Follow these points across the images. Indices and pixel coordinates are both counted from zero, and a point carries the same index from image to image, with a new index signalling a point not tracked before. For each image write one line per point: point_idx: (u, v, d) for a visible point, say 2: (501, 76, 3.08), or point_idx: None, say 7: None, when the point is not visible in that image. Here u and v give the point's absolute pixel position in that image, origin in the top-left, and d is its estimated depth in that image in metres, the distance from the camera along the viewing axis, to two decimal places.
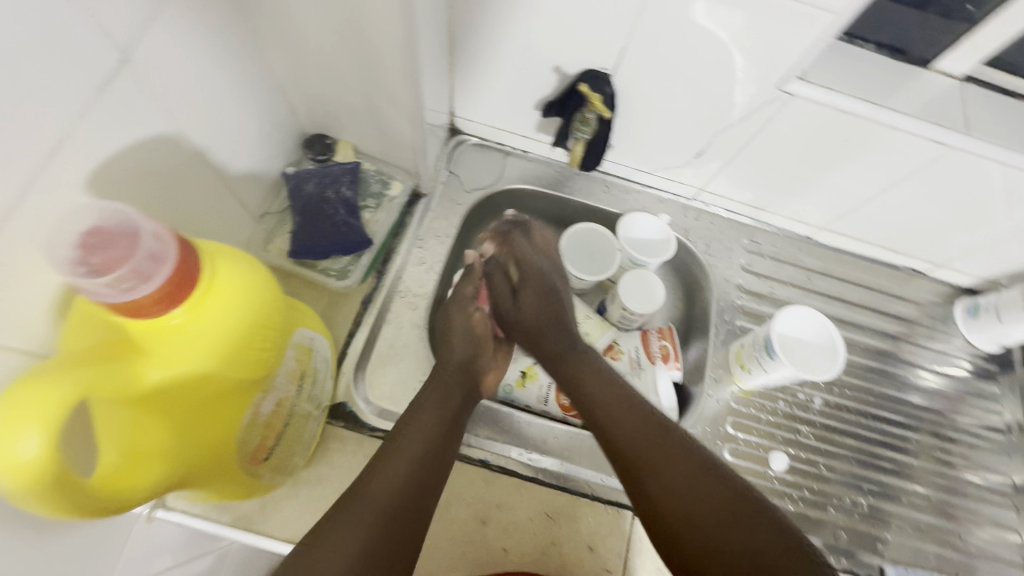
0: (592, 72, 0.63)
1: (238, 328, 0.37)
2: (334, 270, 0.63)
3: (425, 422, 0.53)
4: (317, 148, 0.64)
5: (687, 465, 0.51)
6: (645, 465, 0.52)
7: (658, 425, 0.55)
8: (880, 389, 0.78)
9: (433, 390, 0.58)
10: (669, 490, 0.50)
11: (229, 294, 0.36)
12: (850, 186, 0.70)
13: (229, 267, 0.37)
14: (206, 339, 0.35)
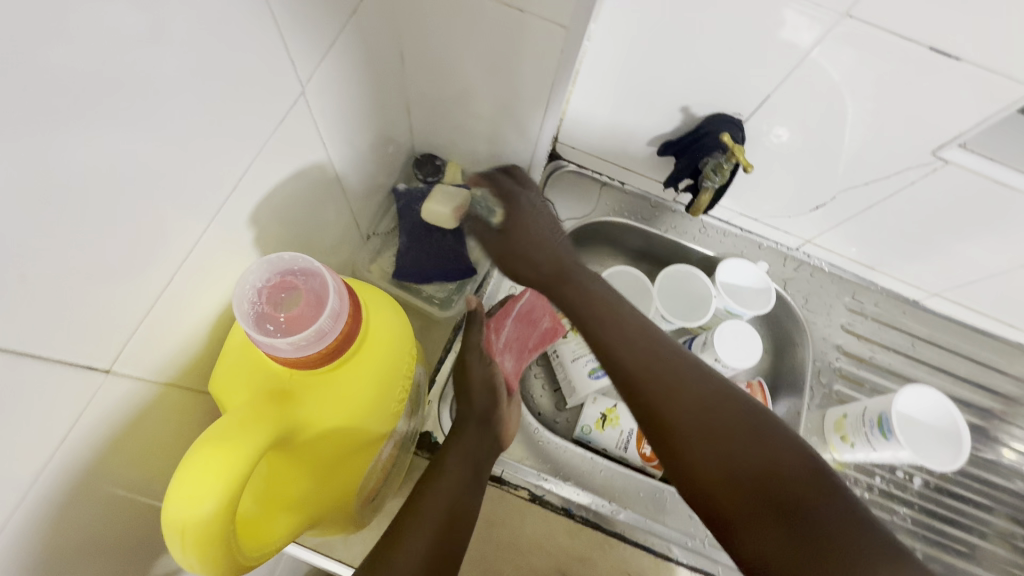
0: (724, 117, 0.59)
1: (387, 380, 0.35)
2: (438, 298, 0.58)
3: (447, 481, 0.46)
4: (428, 169, 0.63)
5: (736, 428, 0.42)
6: (685, 434, 0.42)
7: (694, 377, 0.45)
8: (981, 473, 0.73)
9: (457, 444, 0.50)
10: (719, 458, 0.41)
11: (381, 349, 0.35)
12: (983, 258, 0.65)
13: (382, 319, 0.36)
14: (362, 393, 0.33)
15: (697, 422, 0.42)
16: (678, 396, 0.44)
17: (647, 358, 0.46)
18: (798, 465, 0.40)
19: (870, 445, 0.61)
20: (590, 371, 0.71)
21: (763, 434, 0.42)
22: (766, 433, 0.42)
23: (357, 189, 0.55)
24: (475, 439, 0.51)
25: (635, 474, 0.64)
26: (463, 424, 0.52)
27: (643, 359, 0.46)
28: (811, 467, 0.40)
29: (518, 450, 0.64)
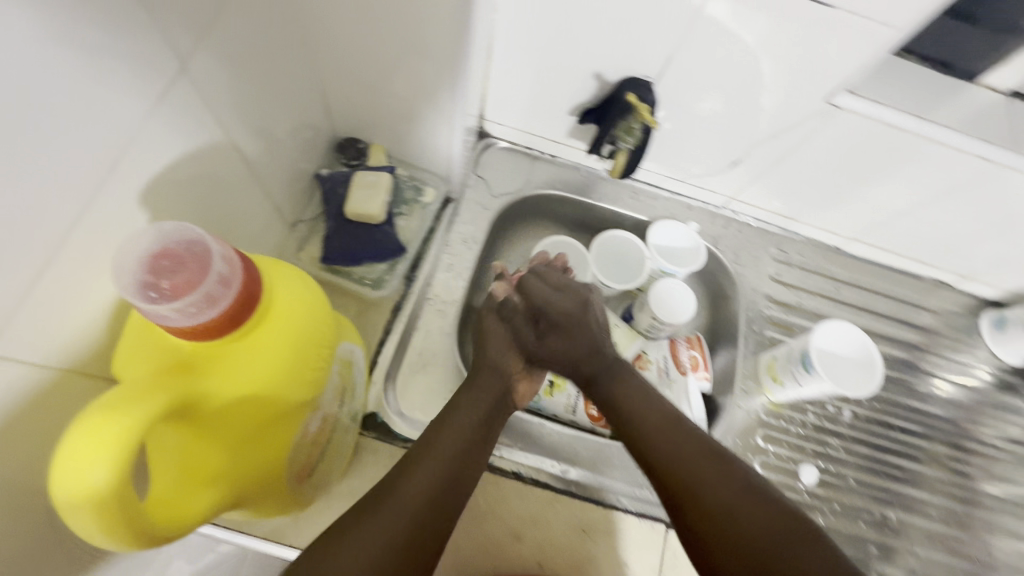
0: (634, 80, 0.61)
1: (299, 347, 0.35)
2: (370, 279, 0.58)
3: (456, 432, 0.52)
4: (350, 153, 0.63)
5: (762, 534, 0.43)
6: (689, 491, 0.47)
7: (719, 479, 0.47)
8: (905, 401, 0.78)
9: (467, 397, 0.56)
10: (720, 512, 0.45)
11: (286, 318, 0.35)
12: (886, 199, 0.69)
13: (288, 288, 0.36)
14: (270, 360, 0.34)
15: (716, 524, 0.44)
16: (683, 458, 0.49)
17: (662, 426, 0.52)
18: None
19: (797, 383, 0.64)
20: None
21: (760, 495, 0.45)
22: (760, 491, 0.46)
23: (275, 174, 0.54)
24: (488, 394, 0.57)
25: (584, 434, 0.66)
26: (477, 375, 0.58)
27: (673, 451, 0.50)
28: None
29: None
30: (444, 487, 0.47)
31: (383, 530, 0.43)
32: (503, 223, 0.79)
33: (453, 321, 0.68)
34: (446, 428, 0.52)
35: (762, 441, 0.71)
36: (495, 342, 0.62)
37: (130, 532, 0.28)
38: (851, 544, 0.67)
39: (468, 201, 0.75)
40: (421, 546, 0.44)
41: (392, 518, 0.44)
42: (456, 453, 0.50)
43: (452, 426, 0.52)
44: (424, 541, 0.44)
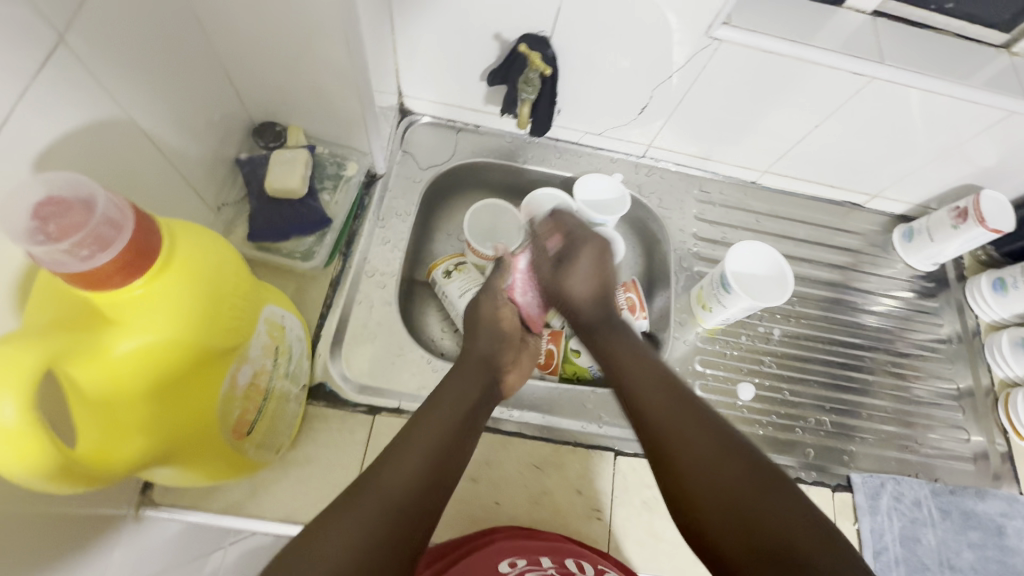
0: (532, 35, 0.64)
1: (202, 298, 0.37)
2: (300, 252, 0.61)
3: (449, 418, 0.54)
4: (268, 136, 0.64)
5: (740, 472, 0.46)
6: (690, 475, 0.48)
7: (709, 428, 0.50)
8: (832, 316, 0.83)
9: (453, 386, 0.58)
10: (721, 503, 0.45)
11: (193, 266, 0.37)
12: (785, 126, 0.74)
13: (188, 242, 0.37)
14: (173, 310, 0.35)
15: (692, 453, 0.49)
16: (691, 446, 0.49)
17: (671, 414, 0.52)
18: (795, 513, 0.43)
19: (724, 308, 0.68)
20: None
21: (760, 475, 0.46)
22: (739, 454, 0.48)
23: (191, 159, 0.56)
24: (475, 382, 0.60)
25: (531, 380, 0.68)
26: (463, 364, 0.62)
27: (664, 403, 0.54)
28: (807, 518, 0.43)
29: (417, 380, 0.66)
30: (439, 470, 0.49)
31: (366, 517, 0.43)
32: (435, 194, 0.82)
33: (394, 291, 0.70)
34: (436, 413, 0.54)
35: (700, 367, 0.75)
36: (482, 338, 0.65)
37: (45, 452, 0.30)
38: (791, 449, 0.72)
39: (398, 176, 0.77)
40: (406, 529, 0.44)
41: (377, 504, 0.44)
42: (448, 435, 0.52)
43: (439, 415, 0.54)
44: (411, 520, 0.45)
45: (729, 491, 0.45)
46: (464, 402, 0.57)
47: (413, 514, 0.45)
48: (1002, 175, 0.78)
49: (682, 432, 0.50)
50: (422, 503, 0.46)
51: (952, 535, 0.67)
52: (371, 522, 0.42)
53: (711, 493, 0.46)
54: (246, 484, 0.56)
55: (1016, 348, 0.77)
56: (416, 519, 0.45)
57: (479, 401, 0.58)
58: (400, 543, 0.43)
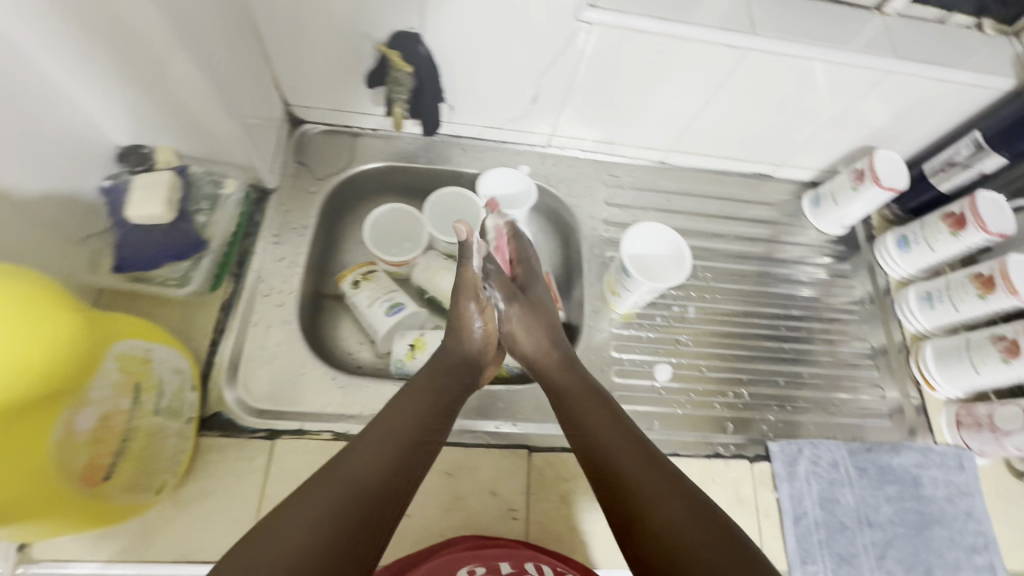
0: (399, 34, 0.62)
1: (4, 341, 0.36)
2: (174, 278, 0.61)
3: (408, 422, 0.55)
4: (133, 160, 0.61)
5: (678, 495, 0.51)
6: (637, 496, 0.51)
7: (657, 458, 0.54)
8: (748, 288, 0.84)
9: (430, 376, 0.61)
10: (672, 530, 0.48)
11: None
12: (676, 103, 0.74)
13: None
14: None
15: (637, 470, 0.53)
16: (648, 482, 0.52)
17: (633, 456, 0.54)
18: (714, 532, 0.48)
19: (631, 293, 0.67)
20: (386, 309, 0.74)
21: (700, 513, 0.49)
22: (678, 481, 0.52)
23: (38, 193, 0.52)
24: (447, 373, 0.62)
25: None
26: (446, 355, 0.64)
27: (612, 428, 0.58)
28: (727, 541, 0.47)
29: (321, 399, 0.64)
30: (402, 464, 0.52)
31: (324, 513, 0.46)
32: (337, 204, 0.79)
33: (293, 308, 0.68)
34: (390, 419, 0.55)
35: (616, 353, 0.75)
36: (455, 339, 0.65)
37: None
38: (711, 426, 0.72)
39: (292, 189, 0.75)
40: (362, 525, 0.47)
41: (334, 496, 0.47)
42: (403, 439, 0.53)
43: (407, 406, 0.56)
44: (362, 524, 0.47)
45: (665, 504, 0.50)
46: (425, 403, 0.58)
47: (365, 507, 0.48)
48: (894, 133, 0.79)
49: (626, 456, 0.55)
50: (376, 500, 0.49)
51: (870, 492, 0.69)
52: (319, 513, 0.45)
53: (646, 503, 0.51)
54: (135, 529, 0.53)
55: (922, 302, 0.79)
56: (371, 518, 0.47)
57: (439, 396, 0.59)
58: (350, 542, 0.45)
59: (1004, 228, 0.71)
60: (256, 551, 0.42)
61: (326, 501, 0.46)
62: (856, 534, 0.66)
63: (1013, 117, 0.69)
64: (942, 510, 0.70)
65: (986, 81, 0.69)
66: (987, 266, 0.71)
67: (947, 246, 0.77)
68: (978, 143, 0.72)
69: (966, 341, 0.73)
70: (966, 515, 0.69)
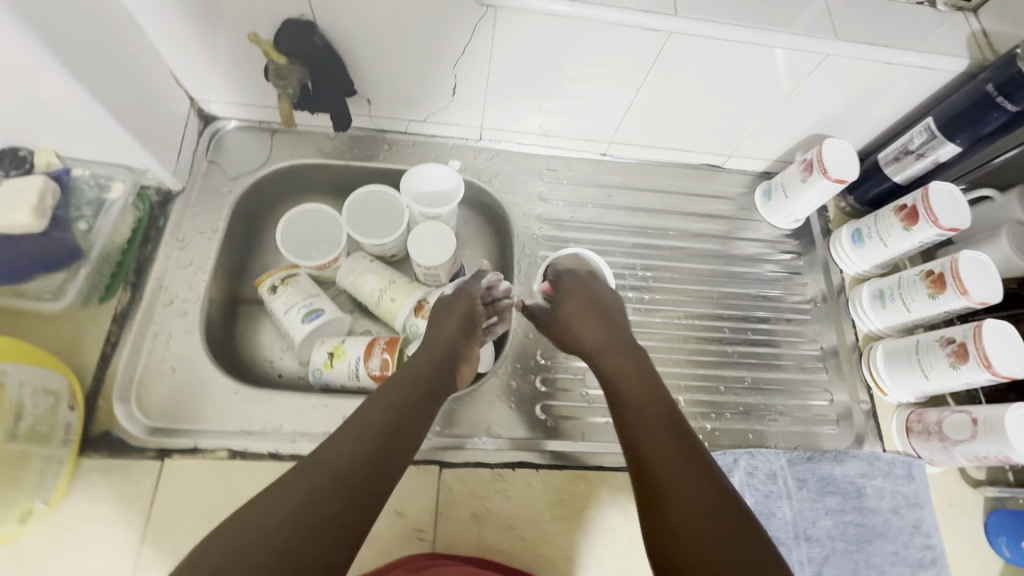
0: (289, 22, 0.58)
1: None
2: (49, 290, 0.58)
3: (395, 406, 0.53)
4: (9, 163, 0.56)
5: (694, 481, 0.48)
6: (664, 485, 0.48)
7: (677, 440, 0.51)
8: (694, 287, 0.79)
9: (416, 362, 0.58)
10: (686, 522, 0.45)
11: None
12: (607, 91, 0.69)
13: None
14: None
15: (668, 451, 0.50)
16: (659, 451, 0.50)
17: (656, 424, 0.52)
18: (728, 520, 0.45)
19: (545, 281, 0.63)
20: (303, 316, 0.70)
21: (719, 504, 0.46)
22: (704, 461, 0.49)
23: None
24: (433, 356, 0.59)
25: None
26: (434, 339, 0.61)
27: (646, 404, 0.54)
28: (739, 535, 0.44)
29: (221, 412, 0.61)
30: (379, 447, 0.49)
31: (295, 509, 0.43)
32: (255, 205, 0.75)
33: (197, 317, 0.64)
34: (381, 406, 0.52)
35: (543, 359, 0.70)
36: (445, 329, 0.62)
37: None
38: None
39: (201, 190, 0.71)
40: (336, 517, 0.44)
41: (311, 482, 0.45)
42: (389, 424, 0.51)
43: (389, 391, 0.54)
44: (338, 513, 0.44)
45: (683, 491, 0.47)
46: (407, 388, 0.55)
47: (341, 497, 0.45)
48: (846, 121, 0.74)
49: (656, 436, 0.51)
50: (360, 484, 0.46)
51: (808, 505, 0.65)
52: (297, 498, 0.44)
53: (670, 491, 0.47)
54: (9, 557, 0.51)
55: (875, 301, 0.74)
56: (350, 506, 0.45)
57: (429, 385, 0.56)
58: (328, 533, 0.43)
59: (959, 222, 0.66)
60: (243, 531, 0.41)
61: (322, 495, 0.44)
62: (791, 550, 0.63)
63: (965, 103, 0.63)
64: (887, 523, 0.66)
65: (938, 63, 0.63)
66: (939, 263, 0.67)
67: (900, 242, 0.72)
68: (931, 129, 0.67)
69: (916, 344, 0.68)
70: (912, 528, 0.66)
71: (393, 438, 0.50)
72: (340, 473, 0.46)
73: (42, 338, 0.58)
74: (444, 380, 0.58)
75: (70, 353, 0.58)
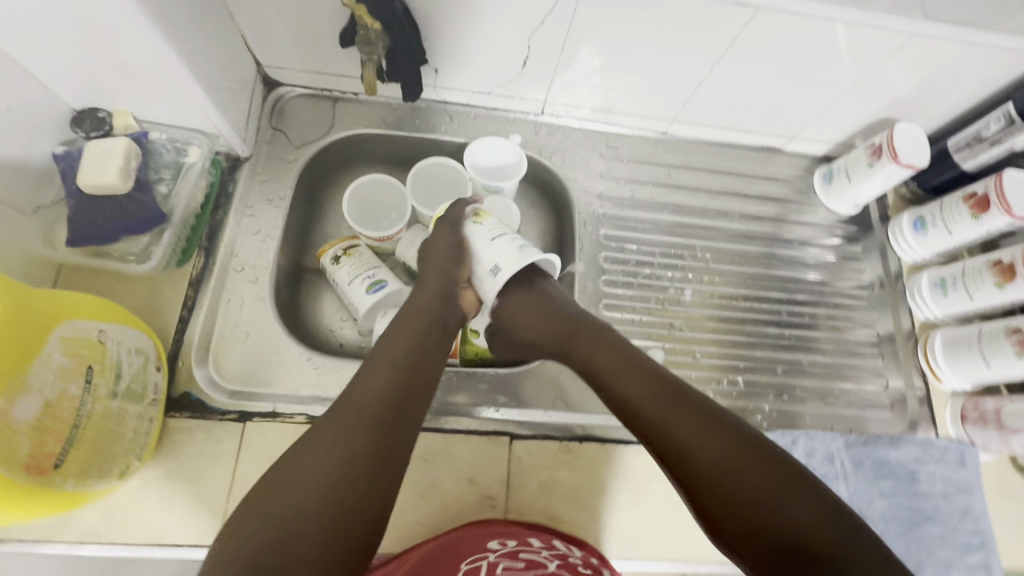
0: None
1: None
2: (134, 254, 0.58)
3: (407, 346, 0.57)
4: (90, 124, 0.57)
5: (715, 445, 0.49)
6: (694, 463, 0.49)
7: (679, 411, 0.52)
8: (751, 270, 0.80)
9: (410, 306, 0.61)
10: (727, 484, 0.47)
11: None
12: (681, 66, 0.68)
13: None
14: None
15: (680, 428, 0.51)
16: (672, 426, 0.51)
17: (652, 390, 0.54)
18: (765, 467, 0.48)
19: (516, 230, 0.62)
20: (366, 287, 0.71)
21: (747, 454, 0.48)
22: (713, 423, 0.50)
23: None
24: (429, 300, 0.61)
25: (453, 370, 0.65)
26: (422, 280, 0.63)
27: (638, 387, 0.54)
28: (774, 482, 0.47)
29: (296, 379, 0.62)
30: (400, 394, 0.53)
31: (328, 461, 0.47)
32: (317, 174, 0.75)
33: (268, 285, 0.65)
34: (393, 350, 0.56)
35: None
36: (436, 259, 0.63)
37: None
38: None
39: (268, 157, 0.71)
40: (369, 464, 0.48)
41: (336, 437, 0.48)
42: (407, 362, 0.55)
43: (398, 337, 0.57)
44: (367, 457, 0.48)
45: (712, 461, 0.48)
46: (415, 325, 0.59)
47: (369, 445, 0.49)
48: (918, 104, 0.72)
49: (661, 415, 0.52)
50: (386, 429, 0.50)
51: (864, 486, 0.66)
52: (331, 453, 0.47)
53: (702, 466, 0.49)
54: (104, 510, 0.52)
55: (935, 289, 0.74)
56: (382, 449, 0.49)
57: (435, 319, 0.60)
58: (362, 478, 0.47)
59: None
60: (287, 486, 0.46)
61: (355, 438, 0.48)
62: None
63: None
64: (938, 507, 0.67)
65: None
66: (1009, 253, 0.66)
67: (966, 230, 0.71)
68: (1010, 115, 0.66)
69: (978, 332, 0.69)
70: (963, 514, 0.66)
71: (409, 372, 0.55)
72: (370, 414, 0.50)
73: (122, 300, 0.59)
74: (450, 316, 0.62)
75: (149, 316, 0.59)
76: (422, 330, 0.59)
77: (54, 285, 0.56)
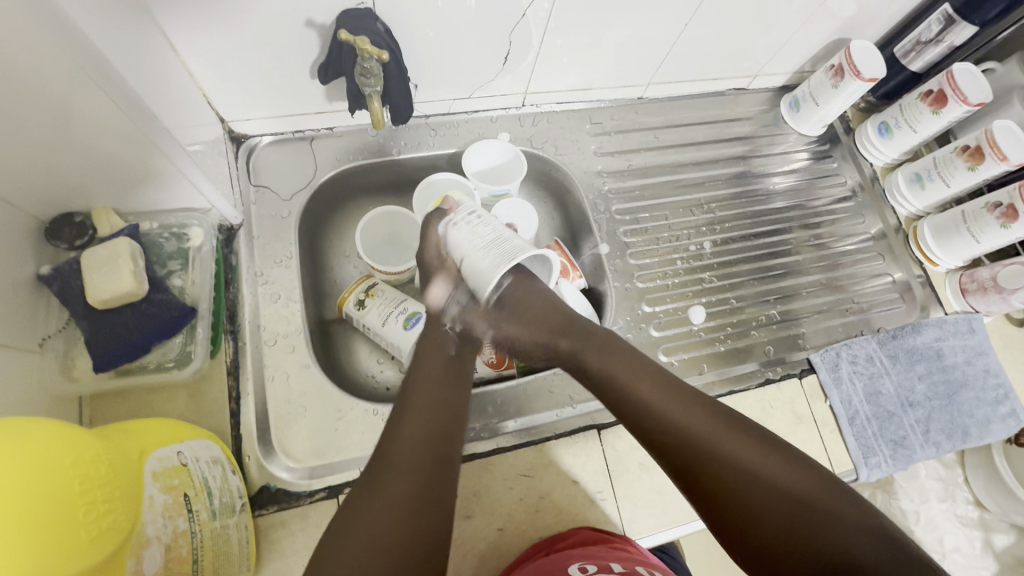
0: (350, 13, 0.53)
1: (63, 502, 0.29)
2: (172, 358, 0.54)
3: (430, 383, 0.52)
4: (70, 232, 0.51)
5: (744, 444, 0.47)
6: (723, 464, 0.46)
7: (703, 413, 0.49)
8: (749, 208, 0.84)
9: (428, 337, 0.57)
10: (752, 483, 0.45)
11: (19, 472, 0.27)
12: (655, 32, 0.69)
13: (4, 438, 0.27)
14: (35, 540, 0.27)
15: (705, 432, 0.48)
16: (698, 423, 0.48)
17: (697, 419, 0.49)
18: (794, 464, 0.46)
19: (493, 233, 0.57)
20: (403, 323, 0.67)
21: (770, 453, 0.47)
22: (737, 430, 0.48)
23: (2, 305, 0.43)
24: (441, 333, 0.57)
25: (520, 381, 0.64)
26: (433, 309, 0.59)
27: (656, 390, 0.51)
28: (804, 478, 0.45)
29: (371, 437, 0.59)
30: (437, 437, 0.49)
31: (394, 513, 0.43)
32: (313, 221, 0.70)
33: (308, 350, 0.61)
34: (420, 391, 0.52)
35: (649, 308, 0.74)
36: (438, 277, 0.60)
37: None
38: (750, 354, 0.73)
39: (261, 218, 0.65)
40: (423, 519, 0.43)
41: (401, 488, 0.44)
42: (436, 400, 0.51)
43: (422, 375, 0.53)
44: (422, 511, 0.44)
45: (743, 461, 0.46)
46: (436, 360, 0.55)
47: (424, 496, 0.45)
48: (865, 22, 0.77)
49: (681, 415, 0.49)
50: (433, 480, 0.46)
51: (905, 375, 0.72)
52: (394, 506, 0.43)
53: (733, 462, 0.46)
54: None
55: (912, 184, 0.81)
56: (433, 501, 0.45)
57: (449, 356, 0.56)
58: (424, 537, 0.43)
59: (984, 95, 0.72)
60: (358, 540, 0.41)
61: (406, 486, 0.44)
62: (902, 418, 0.70)
63: None
64: (965, 373, 0.74)
65: None
66: (974, 137, 0.73)
67: (930, 124, 0.77)
68: (949, 14, 0.72)
69: (962, 214, 0.76)
70: (985, 372, 0.74)
71: (438, 409, 0.51)
72: (416, 456, 0.46)
73: (163, 413, 0.53)
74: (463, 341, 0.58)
75: (200, 419, 0.54)
76: (440, 364, 0.55)
77: (82, 419, 0.50)
